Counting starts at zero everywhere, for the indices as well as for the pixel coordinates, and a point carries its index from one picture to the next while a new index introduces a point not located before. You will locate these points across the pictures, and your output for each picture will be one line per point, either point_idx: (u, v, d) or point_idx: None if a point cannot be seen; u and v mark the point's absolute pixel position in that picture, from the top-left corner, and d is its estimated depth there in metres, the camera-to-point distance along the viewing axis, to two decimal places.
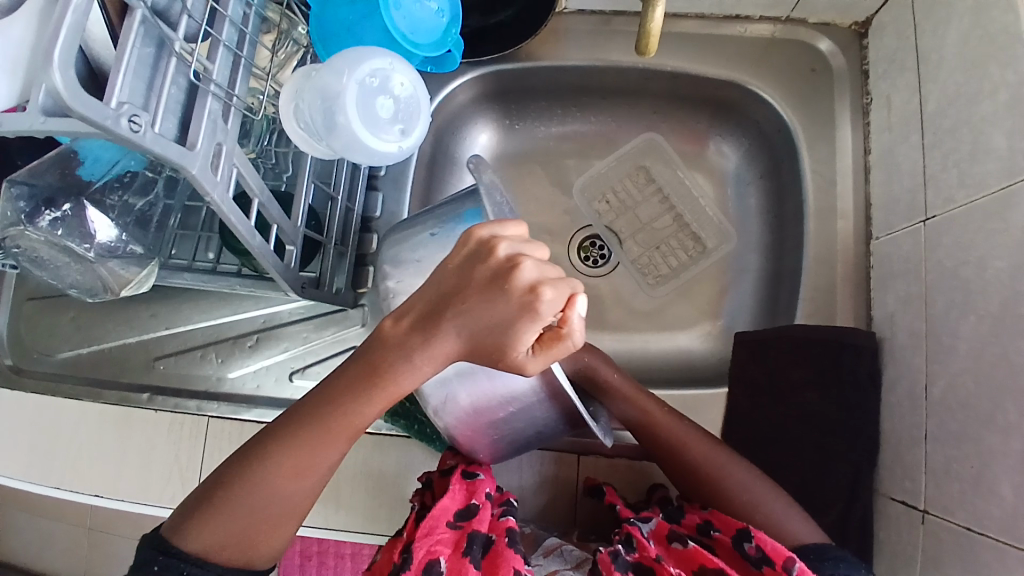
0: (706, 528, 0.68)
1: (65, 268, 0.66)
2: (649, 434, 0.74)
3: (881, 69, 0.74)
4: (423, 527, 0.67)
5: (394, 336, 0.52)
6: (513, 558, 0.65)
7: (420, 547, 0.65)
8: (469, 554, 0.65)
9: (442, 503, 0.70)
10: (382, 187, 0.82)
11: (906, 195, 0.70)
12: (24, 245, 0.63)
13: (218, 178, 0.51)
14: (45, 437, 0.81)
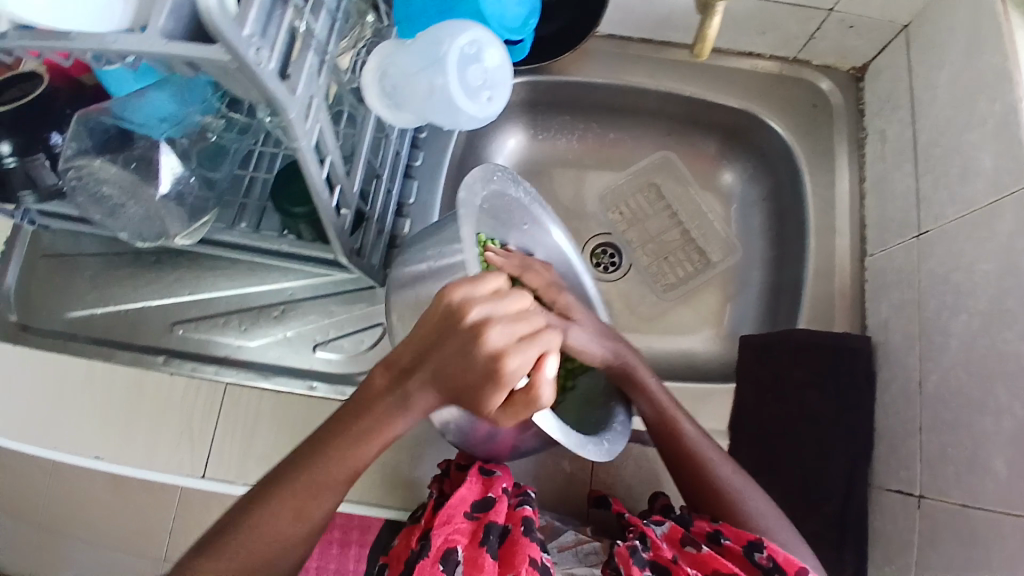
0: (717, 536, 0.66)
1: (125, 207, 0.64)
2: (662, 436, 0.73)
3: (877, 107, 0.85)
4: (441, 514, 0.62)
5: (384, 389, 0.55)
6: (530, 546, 0.59)
7: (437, 534, 0.60)
8: (486, 544, 0.59)
9: (459, 492, 0.65)
10: (418, 177, 0.85)
11: (899, 215, 0.78)
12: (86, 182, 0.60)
13: (306, 126, 0.54)
14: (49, 396, 0.79)
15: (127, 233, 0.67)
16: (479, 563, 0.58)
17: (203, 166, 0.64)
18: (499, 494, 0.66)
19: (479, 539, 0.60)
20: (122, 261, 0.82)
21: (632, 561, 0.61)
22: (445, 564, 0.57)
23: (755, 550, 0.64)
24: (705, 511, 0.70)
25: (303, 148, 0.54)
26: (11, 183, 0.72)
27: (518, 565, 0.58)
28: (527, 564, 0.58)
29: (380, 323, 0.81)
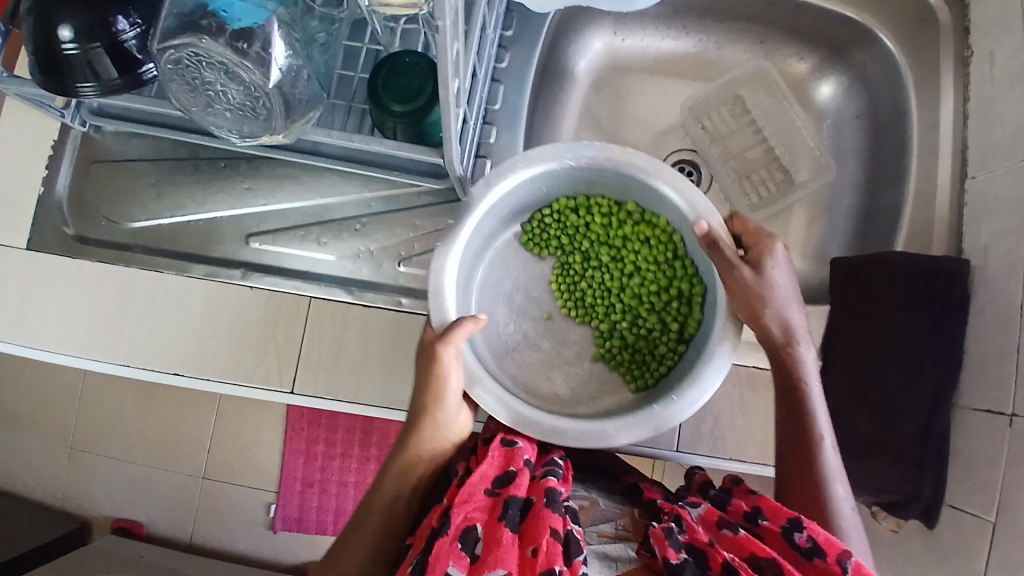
0: (754, 515, 0.57)
1: (222, 96, 0.57)
2: (794, 432, 0.62)
3: (984, 27, 0.77)
4: (461, 493, 0.53)
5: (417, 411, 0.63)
6: (552, 517, 0.50)
7: (457, 510, 0.52)
8: (506, 517, 0.51)
9: (477, 469, 0.56)
10: (505, 80, 0.80)
11: (1007, 138, 0.74)
12: (185, 61, 0.54)
13: (450, 2, 0.48)
14: (113, 310, 0.74)
15: (223, 128, 0.62)
16: (497, 539, 0.49)
17: (305, 54, 0.59)
18: (521, 467, 0.57)
19: (499, 513, 0.51)
20: (184, 170, 0.77)
21: (666, 543, 0.53)
22: (464, 542, 0.49)
23: (793, 530, 0.54)
24: (742, 493, 0.61)
25: (446, 29, 0.48)
26: (69, 69, 0.62)
27: (538, 539, 0.49)
28: (548, 535, 0.49)
29: None
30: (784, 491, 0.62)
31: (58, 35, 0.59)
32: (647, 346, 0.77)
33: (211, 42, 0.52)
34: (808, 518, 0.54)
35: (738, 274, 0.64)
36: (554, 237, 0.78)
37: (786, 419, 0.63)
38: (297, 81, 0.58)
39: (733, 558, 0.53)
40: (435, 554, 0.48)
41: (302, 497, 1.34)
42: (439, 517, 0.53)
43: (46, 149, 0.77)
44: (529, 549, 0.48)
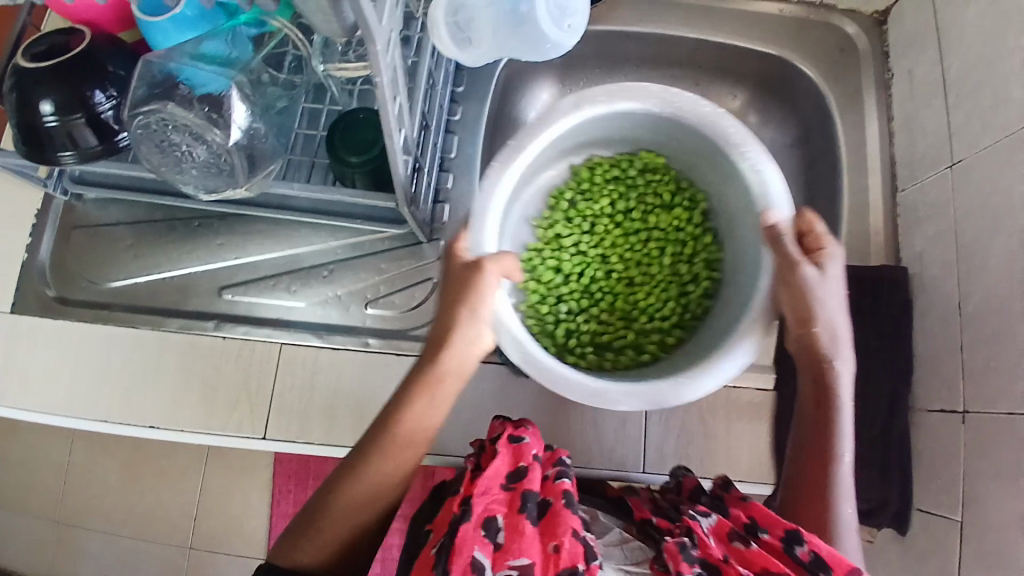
0: (752, 528, 0.57)
1: (188, 157, 0.63)
2: (810, 431, 0.61)
3: (902, 49, 0.85)
4: (478, 484, 0.56)
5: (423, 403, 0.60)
6: (570, 516, 0.53)
7: (476, 501, 0.54)
8: (524, 510, 0.54)
9: (492, 462, 0.58)
10: (459, 131, 0.86)
11: (930, 150, 0.80)
12: (153, 126, 0.60)
13: (387, 58, 0.53)
14: (92, 367, 0.77)
15: (192, 188, 0.66)
16: (519, 530, 0.53)
17: (265, 115, 0.64)
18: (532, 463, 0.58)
19: (519, 506, 0.54)
20: (160, 231, 0.82)
21: (679, 557, 0.53)
22: (487, 530, 0.53)
23: (794, 543, 0.54)
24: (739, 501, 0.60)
25: (384, 82, 0.53)
26: (51, 142, 0.68)
27: (559, 536, 0.52)
28: (570, 535, 0.52)
29: (431, 279, 0.81)
30: (795, 479, 0.61)
31: (38, 109, 0.66)
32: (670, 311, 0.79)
33: (173, 106, 0.58)
34: (809, 532, 0.54)
35: (801, 272, 0.60)
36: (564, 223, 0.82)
37: (817, 413, 0.60)
38: (258, 141, 0.63)
39: (746, 573, 0.53)
40: (459, 538, 0.52)
41: None
42: (458, 505, 0.56)
43: (29, 220, 0.82)
44: (551, 545, 0.52)
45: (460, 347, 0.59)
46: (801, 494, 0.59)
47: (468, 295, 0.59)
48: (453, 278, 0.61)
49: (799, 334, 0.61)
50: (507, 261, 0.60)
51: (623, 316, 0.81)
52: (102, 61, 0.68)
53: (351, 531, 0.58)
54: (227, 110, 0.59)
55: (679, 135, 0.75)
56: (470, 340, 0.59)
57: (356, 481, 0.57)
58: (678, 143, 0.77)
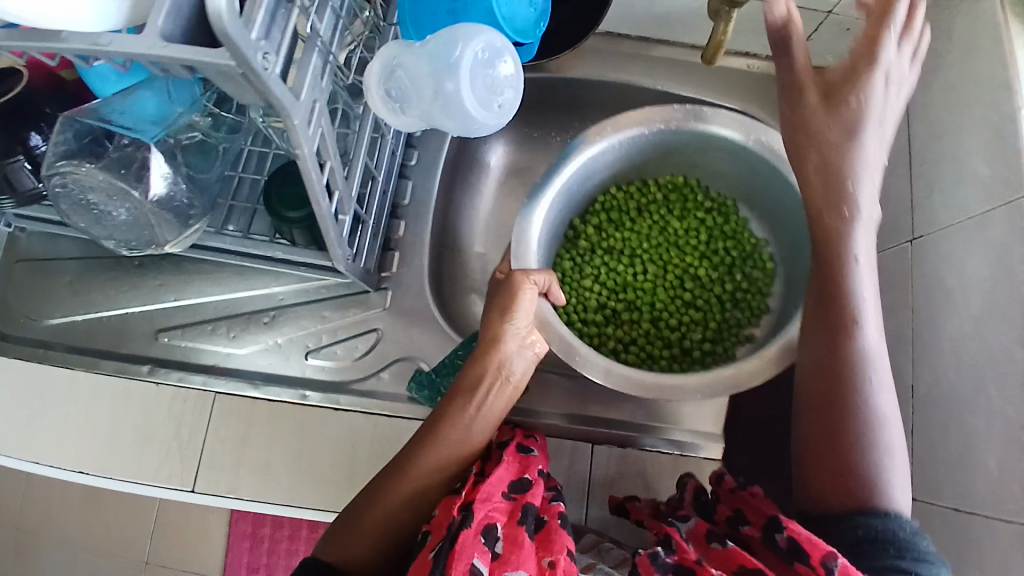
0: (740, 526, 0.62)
1: (111, 215, 0.61)
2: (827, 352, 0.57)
3: None
4: (481, 492, 0.63)
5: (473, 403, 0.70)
6: (566, 536, 0.62)
7: (478, 507, 0.61)
8: (524, 522, 0.62)
9: (496, 472, 0.67)
10: (413, 177, 0.84)
11: (893, 218, 0.78)
12: (72, 182, 0.58)
13: (310, 132, 0.52)
14: (20, 407, 0.75)
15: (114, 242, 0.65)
16: (519, 541, 0.60)
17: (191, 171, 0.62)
18: (535, 479, 0.69)
19: (519, 517, 0.62)
20: (102, 268, 0.80)
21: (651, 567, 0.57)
22: (487, 537, 0.59)
23: (775, 531, 0.56)
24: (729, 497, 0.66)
25: (305, 155, 0.52)
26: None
27: (554, 551, 0.60)
28: (565, 550, 0.60)
29: (375, 329, 0.79)
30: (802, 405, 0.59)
31: None
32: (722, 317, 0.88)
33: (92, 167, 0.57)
34: (790, 520, 0.56)
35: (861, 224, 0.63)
36: (584, 251, 0.90)
37: (828, 357, 0.57)
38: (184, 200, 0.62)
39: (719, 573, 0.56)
40: (461, 543, 0.57)
41: None
42: (458, 509, 0.62)
43: None
44: (547, 559, 0.59)
45: (515, 347, 0.72)
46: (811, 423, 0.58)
47: (505, 299, 0.73)
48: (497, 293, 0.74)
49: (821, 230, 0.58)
50: (542, 275, 0.75)
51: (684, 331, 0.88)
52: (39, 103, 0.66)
53: (400, 518, 0.65)
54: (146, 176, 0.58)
55: (721, 155, 0.83)
56: (526, 340, 0.72)
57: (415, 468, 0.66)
58: (723, 165, 0.85)
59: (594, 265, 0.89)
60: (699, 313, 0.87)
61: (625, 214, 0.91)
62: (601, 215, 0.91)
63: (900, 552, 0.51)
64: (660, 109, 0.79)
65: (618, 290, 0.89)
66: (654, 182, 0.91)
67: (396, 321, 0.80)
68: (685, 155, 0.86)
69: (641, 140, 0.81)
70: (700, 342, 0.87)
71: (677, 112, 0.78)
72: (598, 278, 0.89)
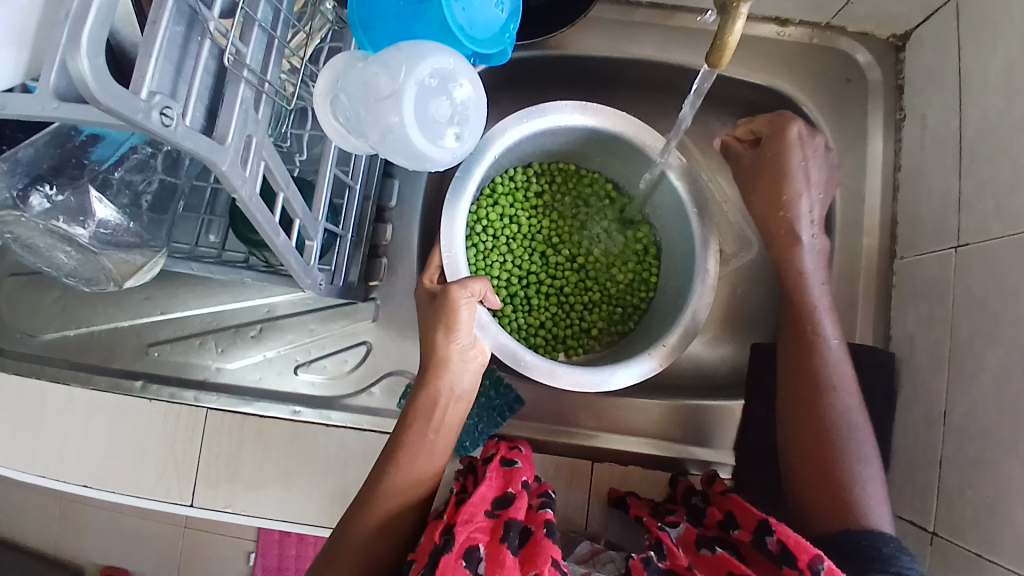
0: (727, 526, 0.59)
1: (61, 256, 0.60)
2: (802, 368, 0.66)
3: (918, 86, 0.74)
4: (462, 512, 0.55)
5: (420, 429, 0.61)
6: (552, 547, 0.52)
7: (460, 529, 0.53)
8: (507, 539, 0.53)
9: (478, 490, 0.58)
10: (398, 174, 0.80)
11: (936, 218, 0.69)
12: (17, 231, 0.57)
13: (247, 173, 0.45)
14: (22, 421, 0.77)
15: (74, 279, 0.65)
16: (501, 561, 0.51)
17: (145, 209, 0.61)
18: (519, 490, 0.59)
19: (501, 534, 0.53)
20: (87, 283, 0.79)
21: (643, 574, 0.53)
22: (468, 561, 0.51)
23: (766, 534, 0.54)
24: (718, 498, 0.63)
25: (244, 200, 0.46)
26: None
27: (540, 564, 0.50)
28: (550, 564, 0.50)
29: (363, 342, 0.77)
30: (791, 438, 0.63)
31: None
32: (609, 304, 0.86)
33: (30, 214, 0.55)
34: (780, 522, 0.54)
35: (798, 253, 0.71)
36: (488, 238, 0.84)
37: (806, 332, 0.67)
38: (130, 236, 0.60)
39: None
40: (441, 568, 0.50)
41: (282, 559, 1.29)
42: (439, 534, 0.54)
43: None
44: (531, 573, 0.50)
45: (460, 364, 0.62)
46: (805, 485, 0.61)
47: (443, 317, 0.61)
48: (428, 306, 0.65)
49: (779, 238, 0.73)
50: (479, 284, 0.63)
51: (578, 314, 0.86)
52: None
53: (370, 556, 0.57)
54: (87, 215, 0.56)
55: (595, 147, 0.80)
56: (469, 355, 0.63)
57: (377, 505, 0.58)
58: (593, 152, 0.82)
59: (497, 247, 0.84)
60: (599, 298, 0.86)
61: (523, 198, 0.85)
62: (504, 197, 0.84)
63: (884, 565, 0.52)
64: (565, 104, 0.73)
65: (514, 274, 0.85)
66: (542, 168, 0.86)
67: (386, 332, 0.77)
68: (579, 147, 0.82)
69: (553, 131, 0.76)
70: (595, 320, 0.86)
71: (567, 108, 0.74)
72: (507, 263, 0.85)
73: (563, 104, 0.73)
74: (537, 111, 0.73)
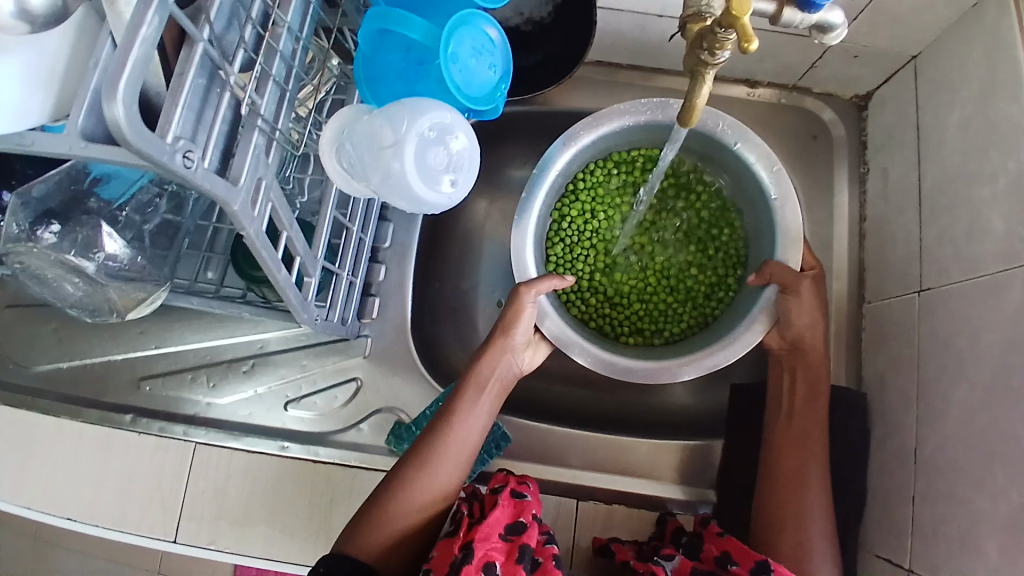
0: (724, 561, 0.62)
1: (68, 287, 0.63)
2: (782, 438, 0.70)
3: (879, 142, 0.80)
4: (479, 530, 0.57)
5: (472, 397, 0.68)
6: None
7: (478, 545, 0.56)
8: (522, 562, 0.55)
9: (492, 512, 0.59)
10: (393, 218, 0.84)
11: (902, 265, 0.74)
12: (26, 262, 0.60)
13: (255, 211, 0.49)
14: (9, 455, 0.77)
15: (79, 310, 0.67)
16: None
17: (151, 243, 0.63)
18: (530, 519, 0.60)
19: (517, 555, 0.56)
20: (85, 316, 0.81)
21: None
22: None
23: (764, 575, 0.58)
24: (713, 538, 0.66)
25: (252, 238, 0.49)
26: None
27: None
28: None
29: (354, 378, 0.78)
30: (775, 459, 0.69)
31: None
32: (694, 296, 0.86)
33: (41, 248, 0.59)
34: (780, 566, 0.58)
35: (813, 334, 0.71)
36: (571, 238, 0.87)
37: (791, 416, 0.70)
38: (134, 270, 0.63)
39: None
40: None
41: None
42: (458, 548, 0.57)
43: None
44: None
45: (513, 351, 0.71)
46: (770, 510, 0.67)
47: (510, 310, 0.70)
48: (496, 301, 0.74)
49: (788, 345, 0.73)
50: (548, 283, 0.71)
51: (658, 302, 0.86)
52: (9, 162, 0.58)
53: (415, 506, 0.62)
54: (97, 249, 0.60)
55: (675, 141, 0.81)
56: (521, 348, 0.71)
57: (431, 458, 0.64)
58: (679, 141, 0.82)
59: (578, 237, 0.87)
60: (686, 285, 0.86)
61: (601, 195, 0.87)
62: (587, 193, 0.87)
63: None
64: (636, 103, 0.76)
65: (594, 263, 0.87)
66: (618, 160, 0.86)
67: (377, 368, 0.79)
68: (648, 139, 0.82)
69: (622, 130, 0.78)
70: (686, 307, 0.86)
71: (634, 108, 0.76)
72: (590, 260, 0.87)
73: (623, 108, 0.76)
74: (592, 123, 0.75)
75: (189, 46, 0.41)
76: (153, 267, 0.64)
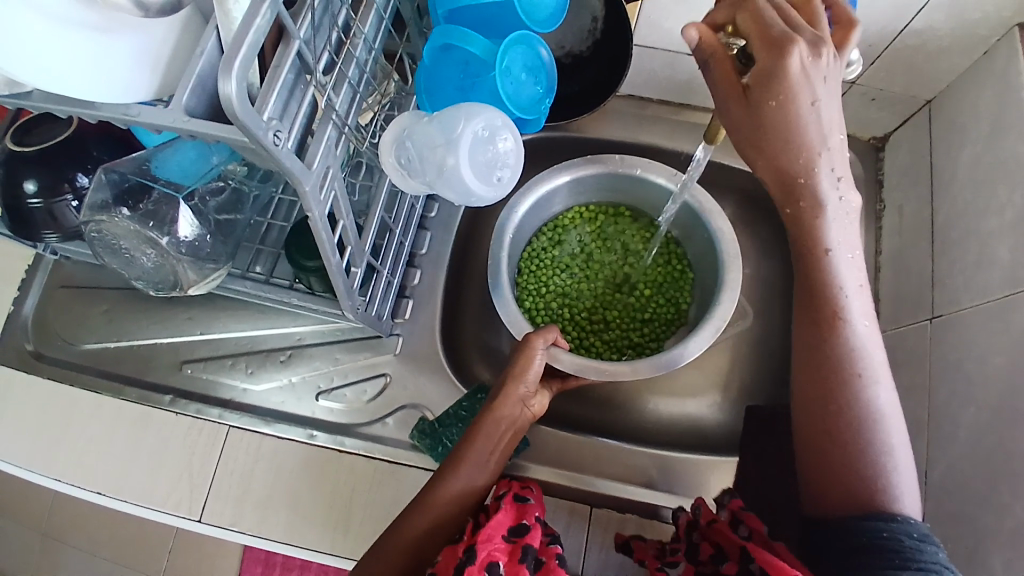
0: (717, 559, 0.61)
1: (138, 258, 0.68)
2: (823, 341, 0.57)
3: (894, 182, 0.84)
4: (482, 532, 0.59)
5: (477, 444, 0.67)
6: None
7: (480, 547, 0.57)
8: (524, 561, 0.57)
9: (494, 516, 0.61)
10: (431, 228, 0.89)
11: (914, 295, 0.77)
12: (105, 230, 0.66)
13: (322, 195, 0.54)
14: (49, 425, 0.80)
15: (144, 283, 0.72)
16: None
17: (218, 227, 0.69)
18: (533, 521, 0.61)
19: (520, 555, 0.57)
20: (134, 300, 0.86)
21: None
22: None
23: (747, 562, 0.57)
24: (707, 531, 0.64)
25: (316, 219, 0.53)
26: (34, 222, 0.68)
27: None
28: None
29: (383, 374, 0.82)
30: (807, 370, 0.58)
31: (23, 188, 0.66)
32: (659, 314, 0.91)
33: (122, 219, 0.64)
34: (760, 549, 0.56)
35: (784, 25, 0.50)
36: (541, 294, 0.91)
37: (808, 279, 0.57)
38: (202, 249, 0.67)
39: None
40: None
41: None
42: (462, 551, 0.58)
43: (20, 277, 0.88)
44: None
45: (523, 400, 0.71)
46: (810, 415, 0.58)
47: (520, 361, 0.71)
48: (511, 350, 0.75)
49: (782, 199, 0.55)
50: (552, 331, 0.74)
51: (633, 327, 0.91)
52: (87, 146, 0.67)
53: (421, 547, 0.63)
54: (171, 228, 0.65)
55: (587, 189, 0.90)
56: (528, 401, 0.71)
57: (438, 501, 0.65)
58: (587, 191, 0.91)
59: (550, 311, 0.91)
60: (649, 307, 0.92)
61: (555, 249, 0.92)
62: (534, 272, 0.92)
63: (904, 562, 0.49)
64: (557, 170, 0.86)
65: (572, 331, 0.91)
66: (560, 220, 0.93)
67: (405, 366, 0.83)
68: (589, 190, 0.91)
69: (574, 181, 0.87)
70: (651, 327, 0.91)
71: (537, 179, 0.85)
72: (562, 307, 0.91)
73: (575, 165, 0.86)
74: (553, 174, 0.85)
75: (286, 42, 0.47)
76: (215, 248, 0.69)
